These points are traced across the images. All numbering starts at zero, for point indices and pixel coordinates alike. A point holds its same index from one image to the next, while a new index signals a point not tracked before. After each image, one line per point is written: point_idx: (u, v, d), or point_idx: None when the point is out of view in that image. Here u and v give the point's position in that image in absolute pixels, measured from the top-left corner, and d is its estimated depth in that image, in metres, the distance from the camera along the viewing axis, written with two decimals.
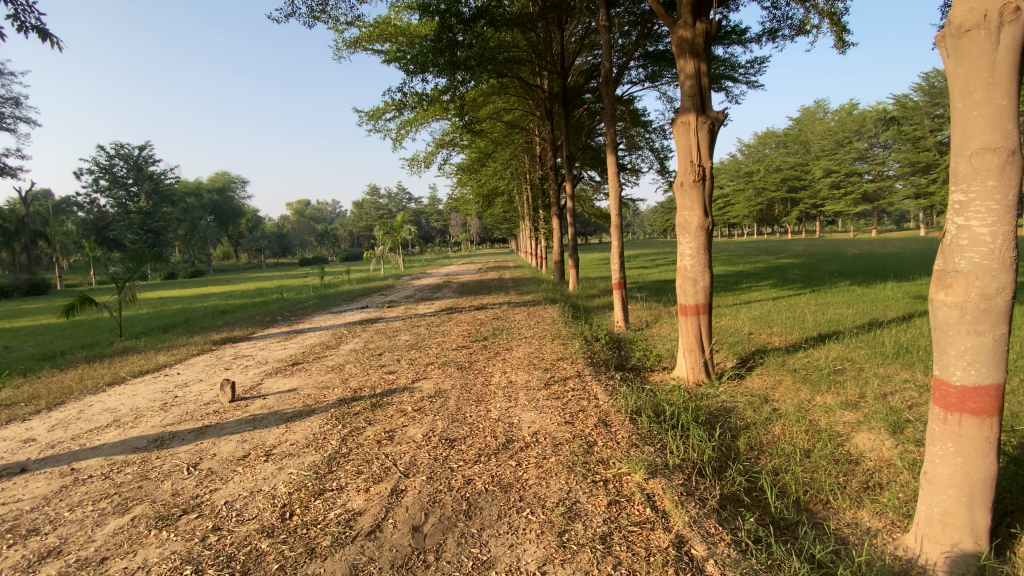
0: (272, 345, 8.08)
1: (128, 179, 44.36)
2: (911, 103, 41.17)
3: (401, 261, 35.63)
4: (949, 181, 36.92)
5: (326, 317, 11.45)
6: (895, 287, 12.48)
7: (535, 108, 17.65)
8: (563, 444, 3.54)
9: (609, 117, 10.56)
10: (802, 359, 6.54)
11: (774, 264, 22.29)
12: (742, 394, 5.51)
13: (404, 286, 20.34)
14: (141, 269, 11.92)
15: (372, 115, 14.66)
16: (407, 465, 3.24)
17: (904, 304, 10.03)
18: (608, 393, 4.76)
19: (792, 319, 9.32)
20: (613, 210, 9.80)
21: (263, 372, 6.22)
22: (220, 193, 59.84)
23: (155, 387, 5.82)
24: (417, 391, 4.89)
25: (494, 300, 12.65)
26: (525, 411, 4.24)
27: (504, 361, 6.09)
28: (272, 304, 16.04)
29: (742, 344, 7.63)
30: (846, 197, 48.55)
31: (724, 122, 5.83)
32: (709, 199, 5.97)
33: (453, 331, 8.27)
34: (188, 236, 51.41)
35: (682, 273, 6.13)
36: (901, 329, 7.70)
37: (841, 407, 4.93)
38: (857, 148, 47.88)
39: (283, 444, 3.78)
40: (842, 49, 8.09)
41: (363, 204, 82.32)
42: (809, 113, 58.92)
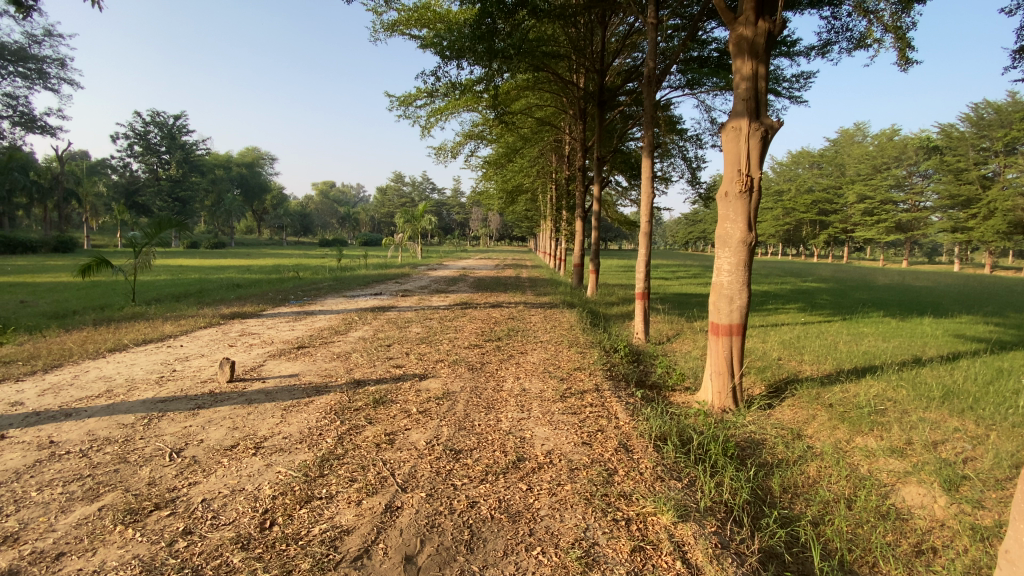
0: (280, 325, 7.85)
1: (161, 146, 44.81)
2: (956, 133, 39.76)
3: (418, 251, 35.42)
4: (989, 218, 35.59)
5: (338, 300, 11.25)
6: (933, 323, 11.80)
7: (568, 106, 17.20)
8: (580, 469, 3.17)
9: (648, 120, 10.10)
10: (838, 393, 6.06)
11: (800, 287, 21.56)
12: (773, 427, 5.06)
13: (420, 276, 20.13)
14: (161, 236, 11.87)
15: (403, 101, 14.43)
16: (405, 477, 2.91)
17: (944, 342, 9.43)
18: (629, 413, 4.37)
19: (822, 347, 8.78)
20: (643, 217, 9.36)
21: (267, 353, 5.96)
22: (249, 168, 60.60)
23: (154, 358, 5.58)
24: (424, 391, 4.55)
25: (511, 299, 12.30)
26: (538, 425, 3.88)
27: (518, 365, 5.73)
28: (286, 282, 15.87)
29: (772, 371, 7.15)
30: (878, 225, 47.05)
31: (779, 131, 5.37)
32: (755, 212, 5.52)
33: (466, 328, 7.92)
34: (214, 208, 52.18)
35: (717, 290, 5.71)
36: (945, 370, 7.15)
37: (885, 453, 4.47)
38: (895, 175, 46.38)
39: (276, 436, 3.48)
40: (904, 67, 7.53)
41: (387, 191, 82.72)
42: (847, 135, 57.41)
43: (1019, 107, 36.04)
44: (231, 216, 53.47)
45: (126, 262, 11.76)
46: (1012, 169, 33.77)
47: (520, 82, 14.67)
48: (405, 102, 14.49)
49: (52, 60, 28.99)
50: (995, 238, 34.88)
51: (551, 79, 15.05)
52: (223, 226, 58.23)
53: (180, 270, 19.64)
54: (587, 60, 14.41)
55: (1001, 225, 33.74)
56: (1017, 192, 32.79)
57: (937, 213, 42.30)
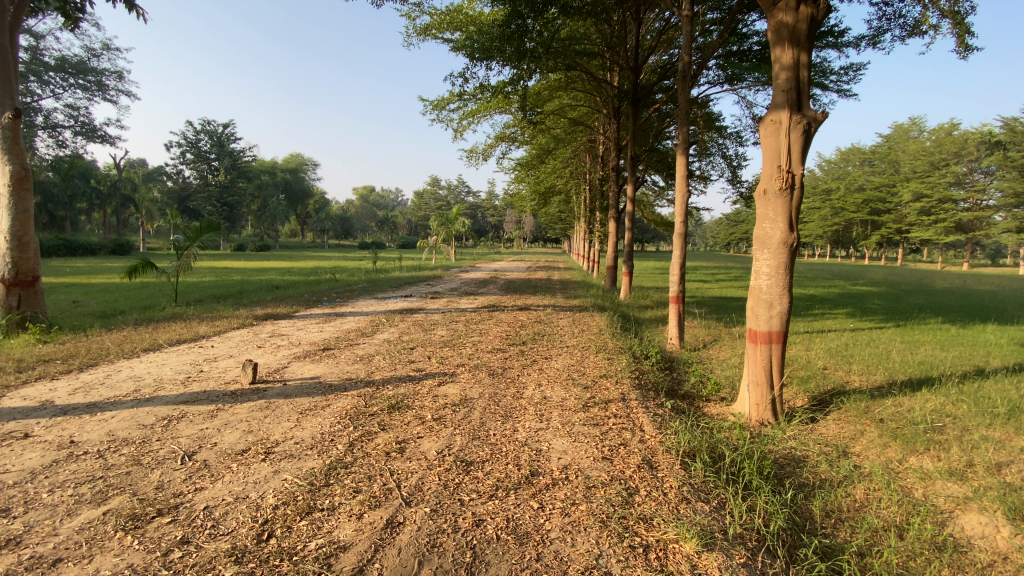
0: (309, 326, 7.94)
1: (211, 154, 46.84)
2: (1023, 127, 36.97)
3: (452, 253, 35.68)
4: None
5: (369, 302, 11.36)
6: (998, 331, 10.86)
7: (602, 106, 16.87)
8: (597, 487, 2.96)
9: (682, 117, 9.72)
10: (890, 407, 5.56)
11: (848, 291, 20.42)
12: (817, 443, 4.69)
13: (452, 278, 20.22)
14: (202, 239, 12.30)
15: (436, 104, 14.50)
16: (411, 490, 2.77)
17: (1011, 352, 8.62)
18: (656, 426, 4.12)
19: (873, 356, 8.18)
20: (677, 217, 8.98)
21: (292, 355, 6.00)
22: (292, 173, 62.84)
23: (184, 358, 5.69)
24: (441, 397, 4.43)
25: (540, 302, 12.10)
26: (556, 436, 3.69)
27: (541, 371, 5.54)
28: (322, 283, 16.20)
29: (815, 381, 6.68)
30: (936, 225, 44.22)
31: (823, 123, 4.99)
32: (797, 211, 5.15)
33: (491, 331, 7.78)
34: (260, 212, 54.44)
35: (755, 294, 5.36)
36: (1013, 383, 6.49)
37: (942, 476, 4.03)
38: (954, 171, 43.22)
39: (287, 441, 3.43)
40: (964, 54, 6.92)
41: (423, 195, 83.95)
42: (902, 131, 54.30)
43: None
44: (275, 220, 55.57)
45: (169, 264, 12.23)
46: None
47: (552, 83, 14.48)
48: (437, 106, 14.56)
49: (112, 74, 30.83)
50: None
51: (584, 78, 14.78)
52: (268, 230, 60.58)
53: (224, 273, 20.40)
54: (621, 58, 14.07)
55: None
56: None
57: (1001, 212, 39.46)
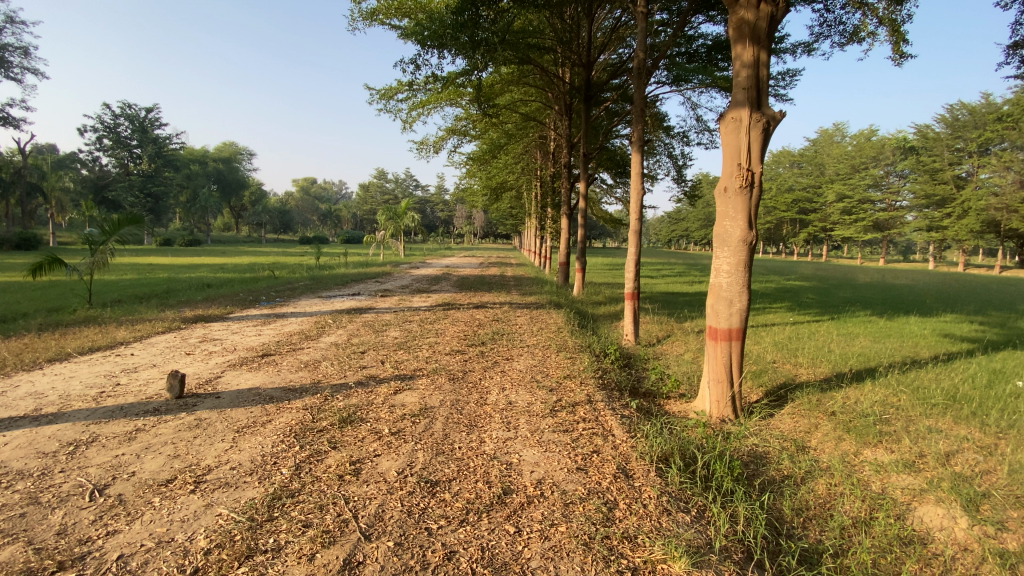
0: (246, 329, 7.28)
1: (132, 140, 43.16)
2: (933, 134, 40.22)
3: (400, 249, 34.63)
4: (963, 217, 36.53)
5: (313, 301, 10.67)
6: (919, 322, 11.73)
7: (553, 102, 16.80)
8: (575, 503, 2.75)
9: (637, 114, 9.73)
10: (840, 400, 5.73)
11: (783, 285, 21.60)
12: (776, 439, 4.74)
13: (401, 274, 19.56)
14: (122, 234, 11.11)
15: (384, 94, 13.86)
16: (369, 521, 2.44)
17: (935, 342, 9.28)
18: (626, 430, 3.97)
19: (816, 349, 8.54)
20: (633, 214, 8.97)
21: (226, 363, 5.41)
22: (226, 163, 59.06)
23: (97, 370, 4.99)
24: (398, 407, 4.07)
25: (496, 299, 11.84)
26: (526, 446, 3.46)
27: (503, 374, 5.29)
28: (260, 281, 15.15)
29: (767, 375, 6.84)
30: (857, 224, 47.73)
31: (781, 122, 5.03)
32: (756, 209, 5.17)
33: (447, 332, 7.44)
34: (190, 204, 50.81)
35: (715, 292, 5.35)
36: (942, 372, 6.93)
37: (896, 467, 4.15)
38: (872, 174, 46.85)
39: (222, 467, 3.00)
40: (898, 61, 7.27)
41: (369, 188, 81.38)
42: (826, 135, 58.13)
43: (992, 109, 36.84)
44: (206, 212, 52.02)
45: (82, 262, 10.96)
46: (985, 169, 34.79)
47: (504, 76, 14.18)
48: (385, 95, 13.91)
49: (14, 48, 27.58)
50: (970, 236, 35.74)
51: (536, 72, 14.60)
52: (198, 223, 56.58)
53: (148, 269, 18.65)
54: (573, 54, 14.01)
55: (975, 224, 34.65)
56: (990, 191, 33.78)
57: (913, 212, 43.19)
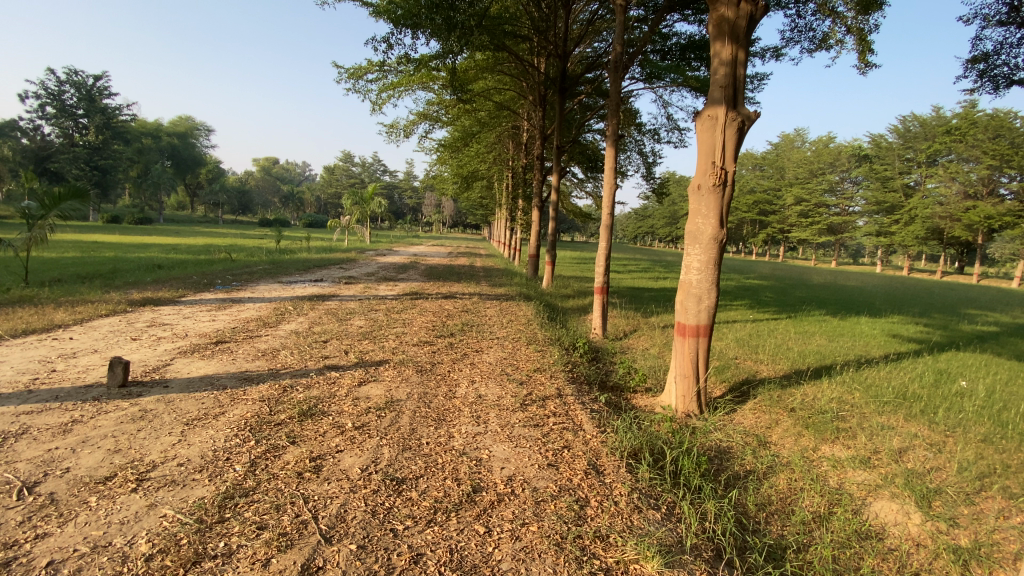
0: (199, 314, 6.87)
1: (78, 109, 40.36)
2: (885, 143, 42.49)
3: (366, 236, 33.81)
4: (910, 224, 38.63)
5: (272, 286, 10.22)
6: (870, 322, 12.32)
7: (528, 93, 16.61)
8: (546, 502, 2.68)
9: (612, 107, 9.69)
10: (799, 396, 5.90)
11: (744, 283, 22.26)
12: (740, 434, 4.83)
13: (367, 261, 19.07)
14: (62, 208, 10.31)
15: (353, 73, 13.35)
16: (330, 523, 2.30)
17: (885, 342, 9.72)
18: (597, 425, 3.94)
19: (776, 346, 8.81)
20: (605, 208, 8.95)
21: (176, 350, 5.07)
22: (181, 139, 56.12)
23: (30, 355, 4.58)
24: (363, 399, 3.91)
25: (464, 290, 11.67)
26: (496, 442, 3.37)
27: (472, 366, 5.17)
28: (215, 264, 14.42)
29: (731, 371, 6.98)
30: (812, 226, 49.78)
31: (755, 122, 5.07)
32: (727, 208, 5.21)
33: (415, 322, 7.25)
34: (142, 180, 48.06)
35: (685, 288, 5.38)
36: (892, 371, 7.25)
37: (853, 464, 4.29)
38: (829, 180, 48.87)
39: (168, 464, 2.77)
40: (864, 70, 7.51)
41: (335, 171, 79.07)
42: (788, 140, 60.18)
43: (941, 122, 38.93)
44: (159, 189, 49.33)
45: (16, 237, 10.11)
46: (932, 179, 36.84)
47: (479, 62, 13.87)
48: (355, 75, 13.40)
49: None
50: (915, 243, 37.83)
51: (512, 60, 14.39)
52: (150, 201, 53.64)
53: (93, 247, 17.51)
54: (549, 44, 13.86)
55: (920, 231, 36.68)
56: (935, 200, 35.77)
57: (864, 217, 45.38)
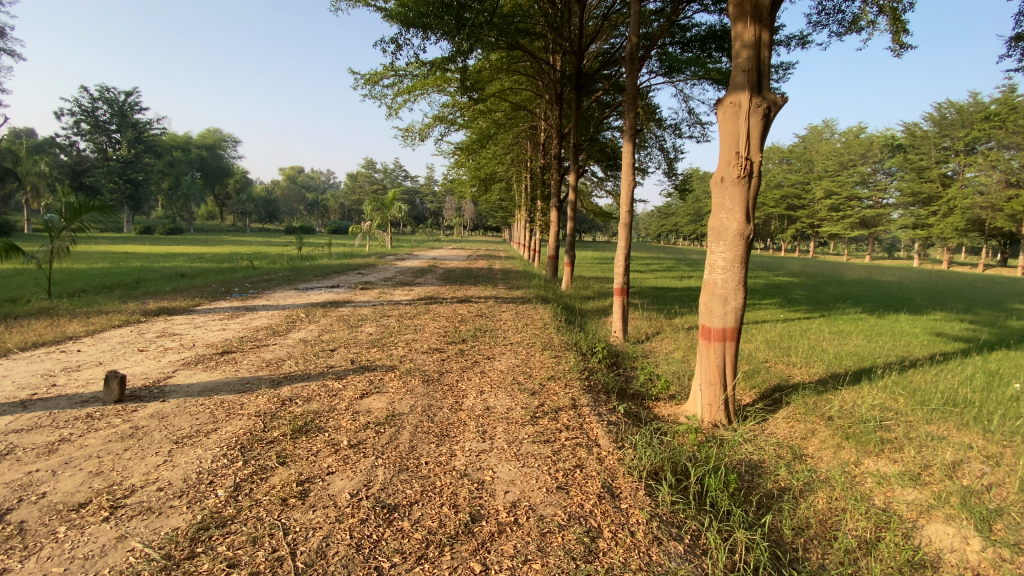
0: (210, 324, 6.80)
1: (111, 124, 41.78)
2: (920, 132, 40.62)
3: (387, 240, 34.01)
4: (948, 215, 36.86)
5: (289, 293, 10.20)
6: (910, 320, 11.60)
7: (544, 92, 16.32)
8: (552, 533, 2.40)
9: (630, 102, 9.33)
10: (837, 403, 5.46)
11: (773, 281, 21.47)
12: (772, 446, 4.45)
13: (386, 266, 19.06)
14: (85, 220, 10.47)
15: (368, 78, 13.31)
16: (308, 560, 2.06)
17: (929, 341, 9.09)
18: (613, 440, 3.63)
19: (809, 347, 8.29)
20: (623, 206, 8.59)
21: (180, 362, 4.95)
22: (209, 151, 57.71)
23: (35, 368, 4.52)
24: (363, 414, 3.69)
25: (481, 293, 11.45)
26: (502, 461, 3.10)
27: (482, 375, 4.91)
28: (236, 272, 14.56)
29: (762, 376, 6.55)
30: (844, 220, 48.00)
31: (782, 107, 4.68)
32: (754, 201, 4.83)
33: (427, 328, 7.03)
34: (172, 191, 49.59)
35: (710, 289, 5.02)
36: (939, 374, 6.70)
37: (901, 481, 3.87)
38: (861, 172, 47.04)
39: (148, 489, 2.60)
40: (899, 51, 6.98)
41: (357, 178, 80.14)
42: (816, 132, 58.24)
43: (979, 108, 37.07)
44: (189, 200, 50.78)
45: (42, 249, 10.31)
46: (972, 168, 35.12)
47: (493, 62, 13.65)
48: (369, 80, 13.34)
49: None
50: (955, 234, 36.04)
51: (526, 59, 14.12)
52: (181, 212, 55.30)
53: (121, 257, 17.94)
54: (564, 41, 13.56)
55: (960, 222, 34.92)
56: (975, 190, 34.05)
57: (898, 209, 43.53)
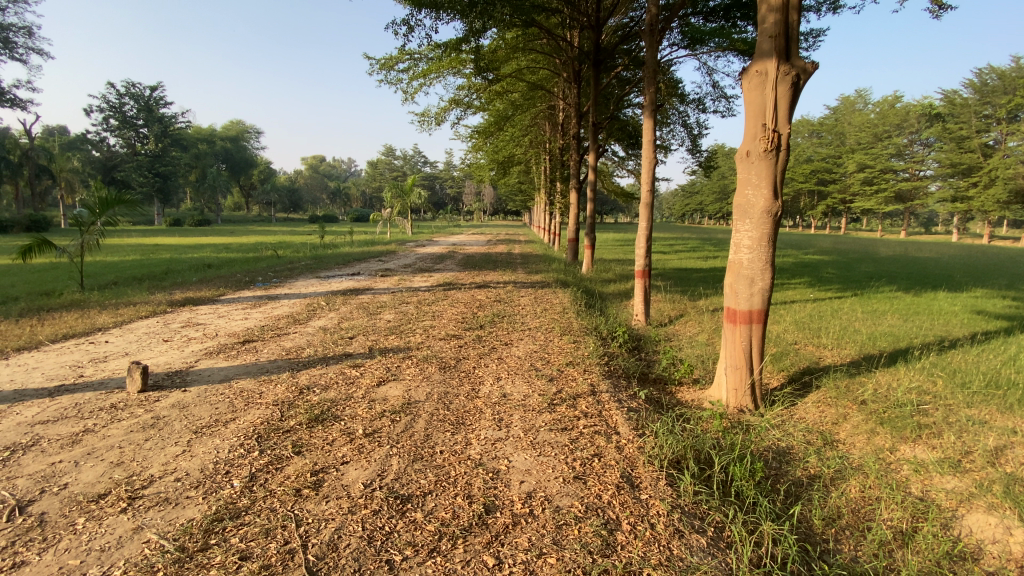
0: (233, 313, 6.91)
1: (138, 119, 42.72)
2: (960, 99, 38.49)
3: (407, 227, 34.12)
4: (989, 187, 35.05)
5: (310, 282, 10.30)
6: (948, 298, 11.09)
7: (562, 70, 15.91)
8: (568, 525, 2.33)
9: (650, 77, 8.99)
10: (871, 386, 5.22)
11: (801, 260, 20.80)
12: (800, 431, 4.28)
13: (406, 252, 19.13)
14: (113, 214, 10.72)
15: (383, 63, 13.17)
16: (320, 553, 2.04)
17: (968, 320, 8.67)
18: (633, 427, 3.53)
19: (840, 328, 7.99)
20: (644, 185, 8.33)
21: (203, 351, 5.02)
22: (233, 142, 58.67)
23: (64, 360, 4.64)
24: (379, 402, 3.67)
25: (500, 278, 11.38)
26: (517, 450, 3.03)
27: (500, 361, 4.86)
28: (260, 261, 14.79)
29: (790, 359, 6.31)
30: (877, 195, 46.09)
31: (812, 75, 4.40)
32: (782, 175, 4.58)
33: (445, 314, 7.00)
34: (199, 183, 50.80)
35: (734, 270, 4.83)
36: (979, 354, 6.37)
37: (940, 468, 3.67)
38: (896, 143, 44.96)
39: (166, 480, 2.62)
40: (940, 11, 6.50)
41: (377, 165, 80.47)
42: (847, 103, 55.77)
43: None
44: (215, 192, 51.85)
45: (74, 243, 10.61)
46: (1014, 136, 33.24)
47: (509, 41, 13.34)
48: (384, 65, 13.21)
49: (19, 28, 27.09)
50: (996, 207, 34.29)
51: (543, 37, 13.75)
52: (208, 203, 56.56)
53: (151, 249, 18.44)
54: (581, 16, 13.13)
55: (1001, 193, 33.17)
56: (1019, 159, 32.27)
57: (936, 181, 41.56)
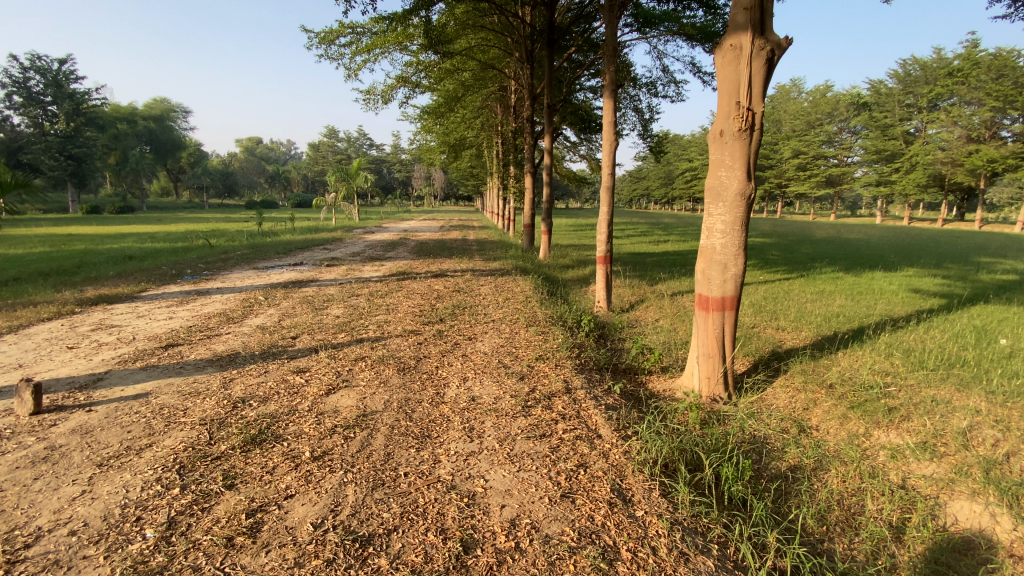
0: (157, 312, 6.10)
1: (46, 96, 38.47)
2: (885, 89, 41.08)
3: (355, 213, 32.63)
4: (910, 172, 37.65)
5: (247, 274, 9.43)
6: (885, 277, 11.64)
7: (514, 49, 15.37)
8: (563, 559, 2.00)
9: (609, 57, 8.69)
10: (836, 369, 5.22)
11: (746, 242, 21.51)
12: (776, 419, 4.18)
13: (354, 240, 18.17)
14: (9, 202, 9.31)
15: (324, 36, 12.17)
16: None
17: (908, 299, 9.06)
18: (615, 429, 3.25)
19: (795, 310, 8.11)
20: (605, 169, 8.06)
21: (117, 359, 4.31)
22: (158, 122, 54.05)
23: None
24: (330, 415, 3.19)
25: (456, 266, 10.89)
26: (493, 466, 2.67)
27: (465, 359, 4.46)
28: (191, 251, 13.49)
29: (755, 343, 6.26)
30: (810, 179, 48.56)
31: (785, 51, 4.21)
32: (755, 156, 4.39)
33: (400, 307, 6.49)
34: (120, 167, 46.54)
35: (707, 255, 4.63)
36: (925, 332, 6.59)
37: (916, 453, 3.62)
38: (828, 131, 47.49)
39: (57, 534, 2.07)
40: None
41: (320, 148, 76.77)
42: (784, 92, 58.29)
43: (942, 64, 37.52)
44: (140, 176, 47.69)
45: None
46: (933, 124, 35.76)
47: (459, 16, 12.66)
48: (325, 38, 12.23)
49: None
50: (916, 190, 36.88)
51: (495, 13, 13.17)
52: (131, 188, 51.93)
53: (62, 241, 16.51)
54: None
55: (921, 177, 35.71)
56: (936, 146, 34.81)
57: (862, 167, 44.35)
